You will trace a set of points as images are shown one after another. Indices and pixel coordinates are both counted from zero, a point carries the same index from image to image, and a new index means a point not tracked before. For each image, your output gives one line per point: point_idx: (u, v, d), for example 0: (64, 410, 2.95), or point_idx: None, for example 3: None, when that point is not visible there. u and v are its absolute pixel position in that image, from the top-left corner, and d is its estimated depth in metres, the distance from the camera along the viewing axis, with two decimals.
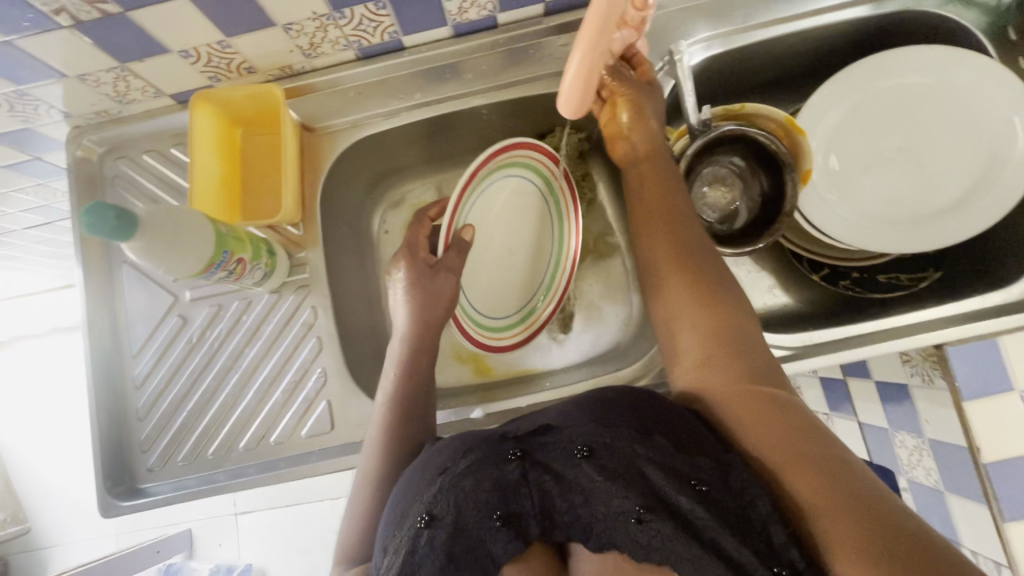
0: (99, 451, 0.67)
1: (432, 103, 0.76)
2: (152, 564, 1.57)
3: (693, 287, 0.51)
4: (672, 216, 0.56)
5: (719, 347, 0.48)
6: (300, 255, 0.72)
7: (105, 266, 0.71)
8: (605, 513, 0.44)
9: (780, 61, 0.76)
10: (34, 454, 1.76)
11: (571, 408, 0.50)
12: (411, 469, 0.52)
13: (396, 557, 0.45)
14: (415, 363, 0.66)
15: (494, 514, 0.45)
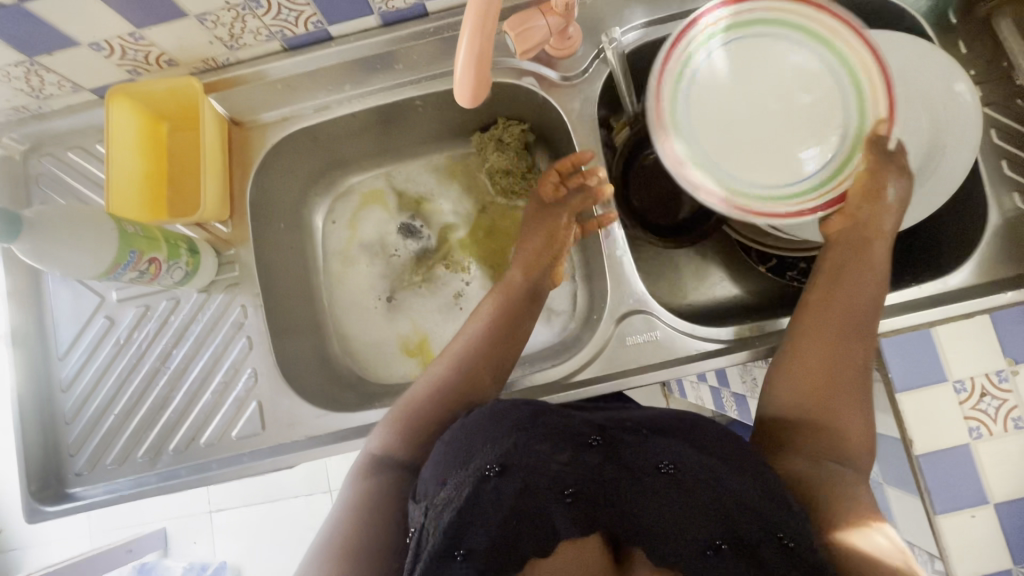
0: (24, 456, 0.66)
1: (365, 96, 0.73)
2: (124, 563, 1.56)
3: (841, 320, 0.57)
4: (864, 264, 0.59)
5: (824, 390, 0.54)
6: (229, 253, 0.71)
7: (28, 266, 0.70)
8: (676, 534, 0.49)
9: None
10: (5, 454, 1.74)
11: (686, 420, 0.54)
12: (474, 413, 0.53)
13: (456, 494, 0.46)
14: (497, 334, 0.65)
15: (565, 490, 0.49)
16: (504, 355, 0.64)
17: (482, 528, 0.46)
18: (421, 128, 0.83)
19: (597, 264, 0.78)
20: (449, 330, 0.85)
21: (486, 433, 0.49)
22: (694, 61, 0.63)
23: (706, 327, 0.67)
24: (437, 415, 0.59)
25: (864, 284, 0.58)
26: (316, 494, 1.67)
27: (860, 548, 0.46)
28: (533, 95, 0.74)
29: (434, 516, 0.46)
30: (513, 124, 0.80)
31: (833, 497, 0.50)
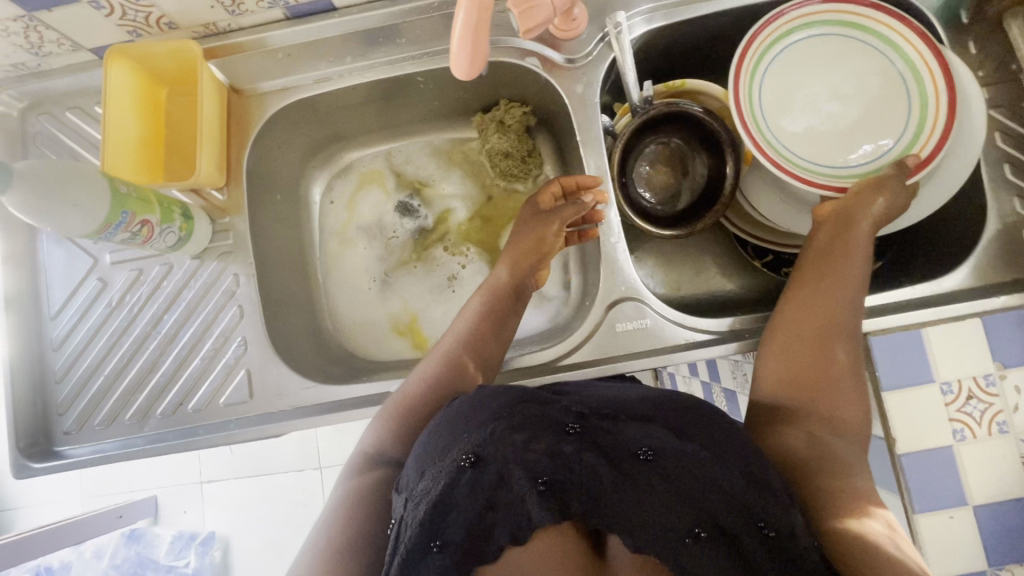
0: (14, 413, 0.66)
1: (366, 70, 0.73)
2: (114, 528, 1.58)
3: (827, 316, 0.57)
4: (845, 258, 0.60)
5: (810, 379, 0.55)
6: (224, 221, 0.70)
7: (23, 225, 0.70)
8: (658, 524, 0.46)
9: (725, 37, 0.73)
10: None
11: (660, 404, 0.52)
12: (457, 401, 0.54)
13: (433, 486, 0.47)
14: (489, 330, 0.66)
15: (538, 479, 0.48)
16: (490, 348, 0.66)
17: (458, 520, 0.47)
18: (422, 106, 0.82)
19: (592, 251, 0.78)
20: (441, 311, 0.85)
21: (464, 424, 0.51)
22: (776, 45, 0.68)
23: (697, 318, 0.67)
24: (421, 407, 0.60)
25: (849, 278, 0.59)
26: (306, 470, 1.68)
27: (859, 531, 0.45)
28: (535, 77, 0.73)
29: (412, 506, 0.47)
30: (515, 107, 0.80)
31: (826, 486, 0.49)
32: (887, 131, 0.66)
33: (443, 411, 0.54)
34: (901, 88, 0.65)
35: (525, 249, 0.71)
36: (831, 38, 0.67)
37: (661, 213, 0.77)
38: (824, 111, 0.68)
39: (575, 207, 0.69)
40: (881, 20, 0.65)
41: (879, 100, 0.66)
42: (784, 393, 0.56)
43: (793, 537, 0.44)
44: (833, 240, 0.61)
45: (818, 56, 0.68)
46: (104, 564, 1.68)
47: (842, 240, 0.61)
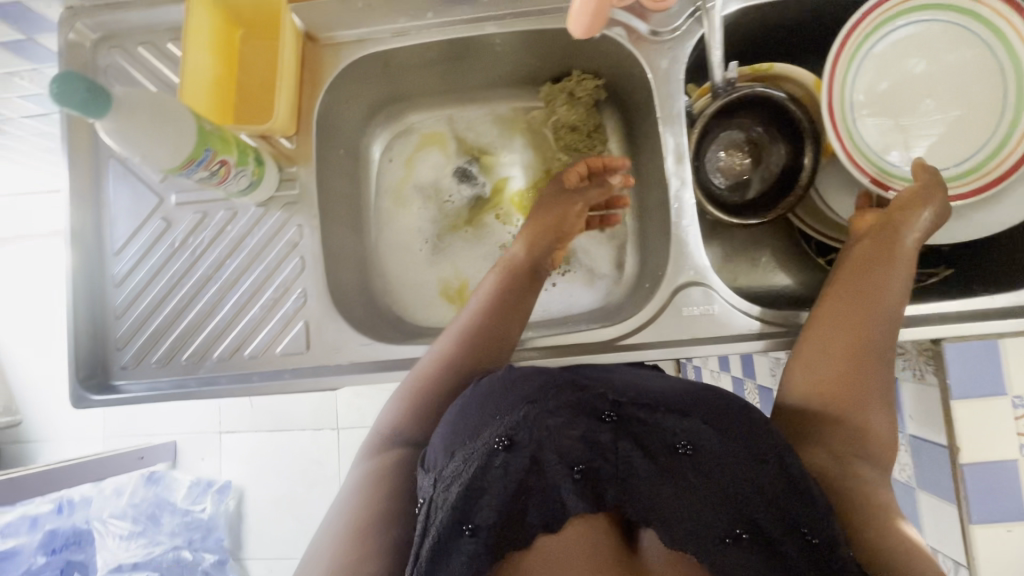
0: (75, 344, 0.67)
1: (446, 27, 0.71)
2: (136, 469, 1.61)
3: (863, 323, 0.54)
4: (891, 269, 0.57)
5: (848, 392, 0.52)
6: (290, 170, 0.70)
7: (91, 158, 0.70)
8: (694, 518, 0.45)
9: (819, 22, 0.70)
10: (18, 352, 1.71)
11: (700, 398, 0.49)
12: (483, 382, 0.52)
13: (464, 468, 0.46)
14: (503, 310, 0.63)
15: (575, 466, 0.46)
16: (507, 327, 0.63)
17: (490, 504, 0.45)
18: (491, 70, 0.80)
19: (656, 233, 0.77)
20: None
21: (494, 406, 0.48)
22: (876, 35, 0.65)
23: (765, 309, 0.66)
24: (444, 384, 0.58)
25: (889, 284, 0.56)
26: (324, 429, 1.71)
27: (892, 548, 0.46)
28: (617, 48, 0.71)
29: (442, 488, 0.46)
30: (587, 79, 0.78)
31: (856, 495, 0.49)
32: (976, 137, 0.64)
33: (466, 394, 0.52)
34: (1000, 95, 0.63)
35: (547, 229, 0.70)
36: (936, 31, 0.64)
37: (731, 200, 0.76)
38: (912, 110, 0.66)
39: (606, 186, 0.73)
40: (994, 18, 0.62)
41: (974, 105, 0.64)
42: (820, 400, 0.53)
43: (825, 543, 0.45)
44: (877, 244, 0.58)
45: (914, 54, 0.65)
46: (123, 502, 1.68)
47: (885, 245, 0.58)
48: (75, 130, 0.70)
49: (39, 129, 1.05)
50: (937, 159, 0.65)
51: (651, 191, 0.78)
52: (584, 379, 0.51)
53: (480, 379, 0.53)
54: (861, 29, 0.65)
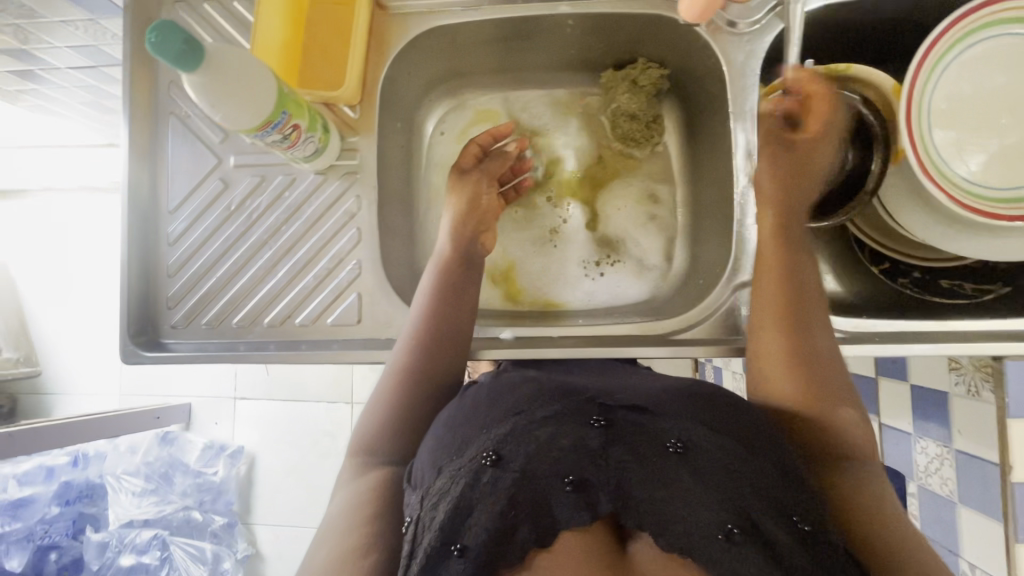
0: (127, 300, 0.67)
1: (518, 4, 0.69)
2: (150, 428, 1.59)
3: (785, 318, 0.57)
4: (801, 265, 0.59)
5: (811, 386, 0.54)
6: (352, 140, 0.69)
7: (152, 114, 0.70)
8: (687, 518, 0.43)
9: (899, 26, 0.68)
10: (40, 305, 1.71)
11: (678, 401, 0.53)
12: (472, 390, 0.59)
13: (451, 486, 0.47)
14: (446, 306, 0.65)
15: (565, 477, 0.46)
16: (451, 331, 0.64)
17: (479, 522, 0.44)
18: (554, 51, 0.78)
19: (711, 230, 0.76)
20: (539, 265, 0.83)
21: (481, 421, 0.53)
22: (968, 39, 0.63)
23: None
24: (414, 392, 0.61)
25: (801, 271, 0.59)
26: (338, 403, 1.67)
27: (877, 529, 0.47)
28: (690, 37, 0.69)
29: (430, 507, 0.47)
30: (652, 68, 0.77)
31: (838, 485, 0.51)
32: None
33: (460, 400, 0.58)
34: None
35: (476, 198, 0.74)
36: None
37: None
38: (982, 125, 0.64)
39: (500, 158, 0.78)
40: None
41: None
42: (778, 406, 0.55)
43: (819, 533, 0.45)
44: (774, 233, 0.60)
45: (999, 65, 0.64)
46: (138, 460, 1.68)
47: (784, 236, 0.60)
48: (137, 84, 0.69)
49: (80, 79, 1.03)
50: (1008, 174, 0.63)
51: (709, 187, 0.77)
52: (575, 393, 0.54)
53: (471, 387, 0.60)
54: (956, 30, 0.63)
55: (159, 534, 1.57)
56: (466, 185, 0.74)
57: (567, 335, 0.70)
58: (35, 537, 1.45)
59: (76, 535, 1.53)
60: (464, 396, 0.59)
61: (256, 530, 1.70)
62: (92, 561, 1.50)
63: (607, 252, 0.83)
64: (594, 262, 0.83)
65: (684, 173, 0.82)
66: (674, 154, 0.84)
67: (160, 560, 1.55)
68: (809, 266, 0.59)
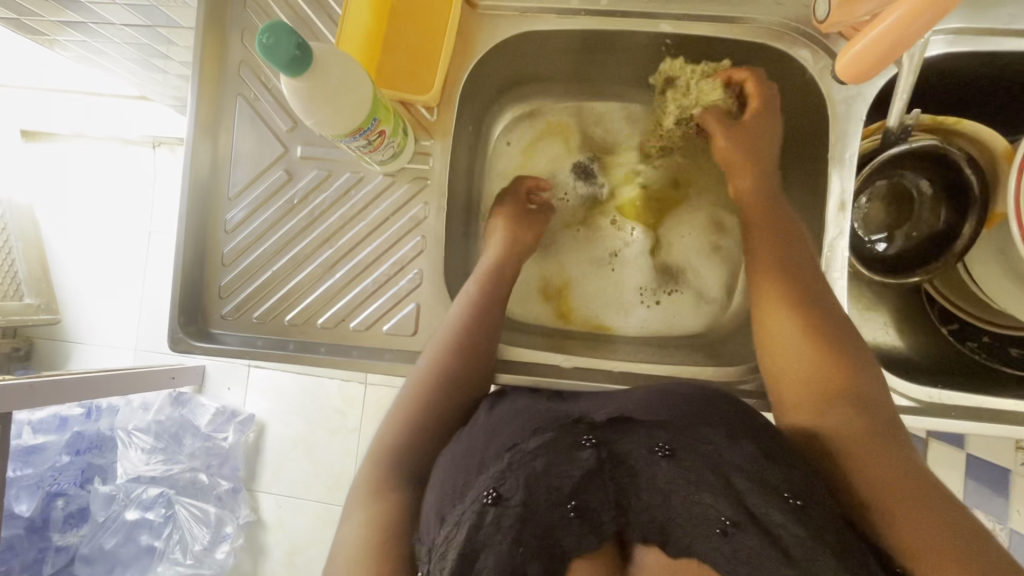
0: (179, 287, 0.65)
1: (616, 15, 0.65)
2: (163, 389, 1.43)
3: (818, 347, 0.52)
4: (797, 257, 0.59)
5: (824, 377, 0.51)
6: (425, 143, 0.66)
7: (218, 95, 0.67)
8: (686, 518, 0.46)
9: (1013, 85, 0.65)
10: (63, 251, 1.67)
11: (650, 402, 0.53)
12: (468, 432, 0.53)
13: (456, 532, 0.44)
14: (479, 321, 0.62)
15: (567, 503, 0.46)
16: (487, 324, 0.62)
17: (489, 564, 0.43)
18: (641, 66, 0.74)
19: None
20: (596, 285, 0.81)
21: (479, 457, 0.49)
22: None
23: (900, 379, 0.62)
24: (418, 418, 0.56)
25: (811, 276, 0.57)
26: (351, 380, 1.49)
27: (916, 524, 0.42)
28: (794, 71, 0.65)
29: (438, 557, 0.44)
30: None
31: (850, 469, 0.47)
32: None
33: (457, 441, 0.52)
34: None
35: (511, 237, 0.71)
36: None
37: (871, 253, 0.75)
38: None
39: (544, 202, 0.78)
40: None
41: None
42: (805, 434, 0.50)
43: (811, 503, 0.44)
44: (787, 281, 0.57)
45: None
46: (149, 417, 1.52)
47: (796, 283, 0.57)
48: (207, 62, 0.66)
49: (134, 37, 0.99)
50: None
51: None
52: (560, 413, 0.53)
53: (466, 431, 0.53)
54: None
55: (164, 492, 1.44)
56: (506, 225, 0.72)
57: (628, 368, 0.67)
58: (43, 484, 1.35)
59: (84, 485, 1.42)
60: (474, 424, 0.54)
61: (259, 497, 1.51)
62: (98, 511, 1.40)
63: (666, 280, 0.81)
64: (652, 289, 0.80)
65: None
66: None
67: (164, 517, 1.44)
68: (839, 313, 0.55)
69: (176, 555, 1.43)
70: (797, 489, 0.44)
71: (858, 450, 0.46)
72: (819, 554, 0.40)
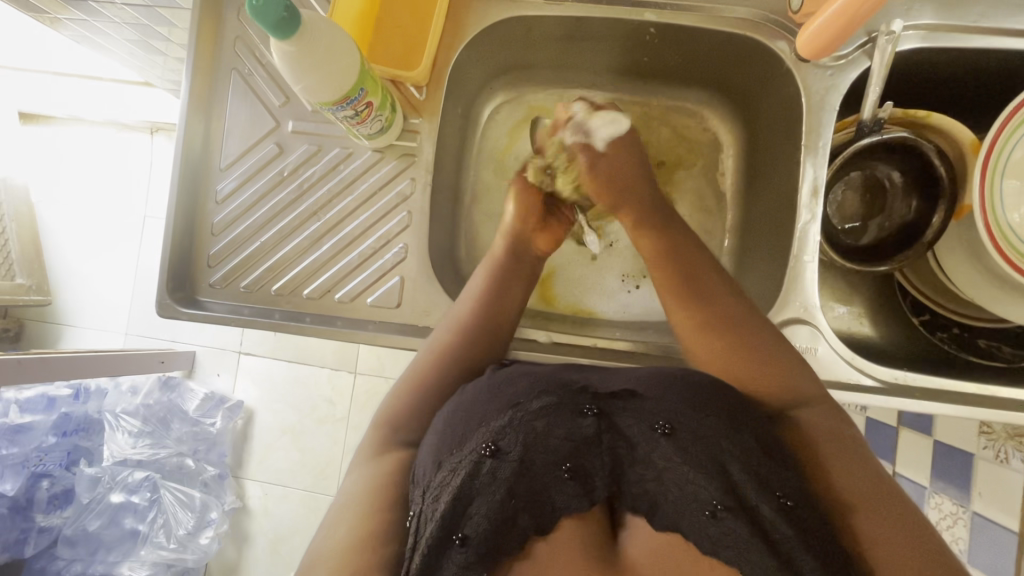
0: (169, 254, 0.66)
1: (603, 4, 0.67)
2: (152, 372, 1.43)
3: (724, 346, 0.56)
4: (693, 263, 0.63)
5: (734, 366, 0.55)
6: (415, 121, 0.68)
7: (213, 68, 0.68)
8: (677, 495, 0.46)
9: (981, 80, 0.67)
10: (59, 234, 1.68)
11: (656, 381, 0.51)
12: (474, 386, 0.53)
13: (451, 478, 0.45)
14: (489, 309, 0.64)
15: (563, 465, 0.46)
16: (497, 314, 0.64)
17: (480, 511, 0.45)
18: (625, 56, 0.76)
19: (759, 257, 0.75)
20: (580, 271, 0.84)
21: (480, 414, 0.49)
22: None
23: (866, 361, 0.64)
24: (433, 377, 0.58)
25: (708, 286, 0.61)
26: (340, 369, 1.48)
27: (884, 533, 0.44)
28: (772, 62, 0.67)
29: (431, 499, 0.45)
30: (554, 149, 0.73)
31: (836, 470, 0.48)
32: None
33: (459, 397, 0.53)
34: None
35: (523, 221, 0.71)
36: None
37: (845, 242, 0.77)
38: None
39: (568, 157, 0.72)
40: None
41: None
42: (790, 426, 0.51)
43: (803, 508, 0.44)
44: (687, 290, 0.61)
45: None
46: (137, 400, 1.51)
47: (691, 286, 0.61)
48: (202, 36, 0.67)
49: (133, 16, 1.00)
50: None
51: (762, 217, 0.76)
52: (566, 378, 0.51)
53: (472, 384, 0.54)
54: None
55: (150, 475, 1.44)
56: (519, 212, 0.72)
57: (606, 346, 0.68)
58: (29, 464, 1.32)
59: (71, 466, 1.40)
60: (463, 392, 0.53)
61: (245, 484, 1.51)
62: (83, 494, 1.39)
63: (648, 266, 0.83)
64: (634, 274, 0.83)
65: (738, 196, 0.81)
66: (731, 172, 0.82)
67: (150, 501, 1.44)
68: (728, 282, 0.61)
69: (159, 540, 1.44)
70: (794, 493, 0.45)
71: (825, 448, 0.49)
72: (803, 555, 0.42)
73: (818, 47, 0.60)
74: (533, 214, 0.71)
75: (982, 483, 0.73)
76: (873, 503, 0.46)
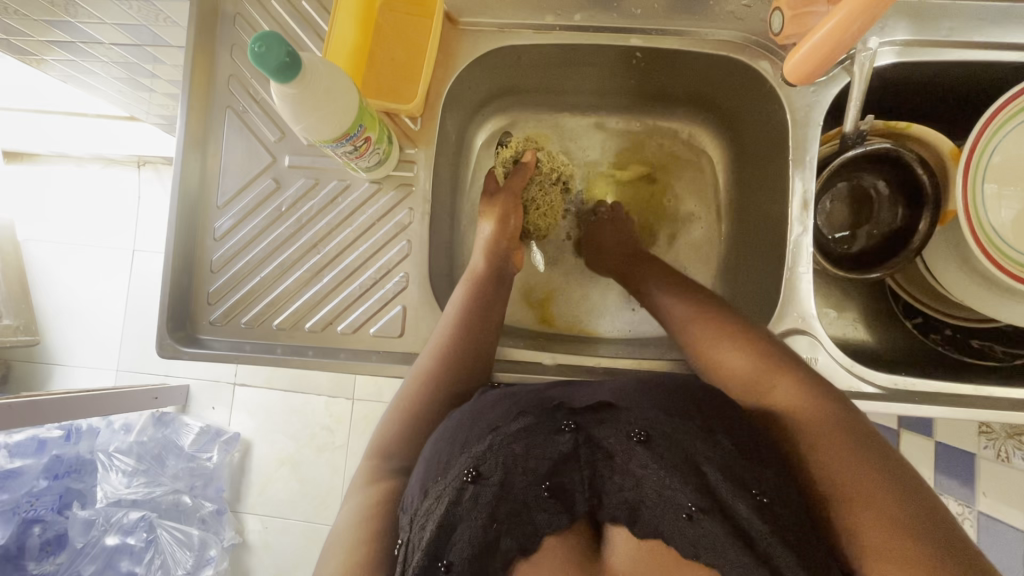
0: (168, 295, 0.66)
1: (590, 31, 0.69)
2: (146, 409, 1.40)
3: (729, 338, 0.57)
4: (684, 280, 0.68)
5: (744, 357, 0.54)
6: (411, 151, 0.69)
7: (207, 108, 0.69)
8: (656, 500, 0.44)
9: (958, 91, 0.70)
10: (46, 272, 1.65)
11: (631, 391, 0.51)
12: (457, 412, 0.53)
13: (437, 505, 0.44)
14: (472, 327, 0.62)
15: (543, 484, 0.46)
16: (483, 331, 0.62)
17: (463, 537, 0.44)
18: (612, 79, 0.78)
19: (752, 268, 0.76)
20: (577, 289, 0.85)
21: (463, 439, 0.48)
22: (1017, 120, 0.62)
23: (866, 367, 0.65)
24: (422, 408, 0.57)
25: (709, 300, 0.63)
26: (338, 397, 1.46)
27: (873, 517, 0.42)
28: (756, 81, 0.69)
29: (418, 527, 0.45)
30: (547, 175, 0.79)
31: (821, 452, 0.46)
32: None
33: (445, 422, 0.52)
34: None
35: (495, 235, 0.71)
36: None
37: (836, 249, 0.79)
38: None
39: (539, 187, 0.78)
40: None
41: None
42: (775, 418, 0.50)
43: (777, 501, 0.43)
44: (688, 296, 0.64)
45: None
46: (131, 438, 1.48)
47: (693, 295, 0.64)
48: (197, 79, 0.68)
49: (121, 55, 1.01)
50: None
51: (754, 229, 0.77)
52: (545, 398, 0.52)
53: (455, 412, 0.53)
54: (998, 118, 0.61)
55: (147, 515, 1.38)
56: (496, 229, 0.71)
57: (610, 365, 0.69)
58: (20, 511, 1.25)
59: (62, 510, 1.32)
60: (450, 416, 0.53)
61: (245, 518, 1.46)
62: (77, 537, 1.32)
63: None
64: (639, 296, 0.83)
65: (729, 209, 0.83)
66: (720, 185, 0.85)
67: (146, 542, 1.38)
68: (725, 304, 0.62)
69: None
70: (769, 487, 0.44)
71: (813, 432, 0.47)
72: (788, 557, 0.41)
73: (810, 72, 0.61)
74: (512, 236, 0.72)
75: (985, 480, 0.76)
76: (864, 484, 0.43)
